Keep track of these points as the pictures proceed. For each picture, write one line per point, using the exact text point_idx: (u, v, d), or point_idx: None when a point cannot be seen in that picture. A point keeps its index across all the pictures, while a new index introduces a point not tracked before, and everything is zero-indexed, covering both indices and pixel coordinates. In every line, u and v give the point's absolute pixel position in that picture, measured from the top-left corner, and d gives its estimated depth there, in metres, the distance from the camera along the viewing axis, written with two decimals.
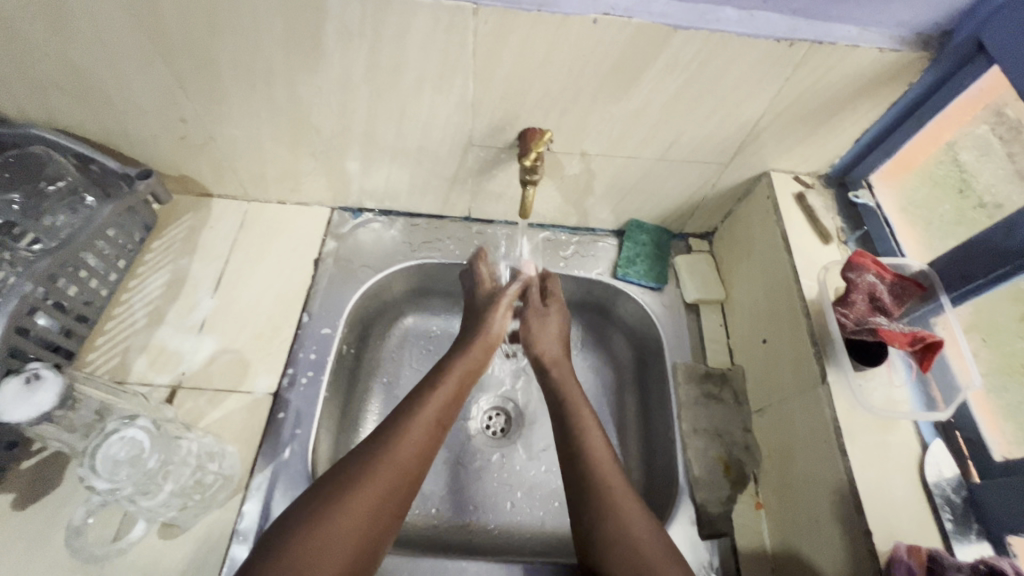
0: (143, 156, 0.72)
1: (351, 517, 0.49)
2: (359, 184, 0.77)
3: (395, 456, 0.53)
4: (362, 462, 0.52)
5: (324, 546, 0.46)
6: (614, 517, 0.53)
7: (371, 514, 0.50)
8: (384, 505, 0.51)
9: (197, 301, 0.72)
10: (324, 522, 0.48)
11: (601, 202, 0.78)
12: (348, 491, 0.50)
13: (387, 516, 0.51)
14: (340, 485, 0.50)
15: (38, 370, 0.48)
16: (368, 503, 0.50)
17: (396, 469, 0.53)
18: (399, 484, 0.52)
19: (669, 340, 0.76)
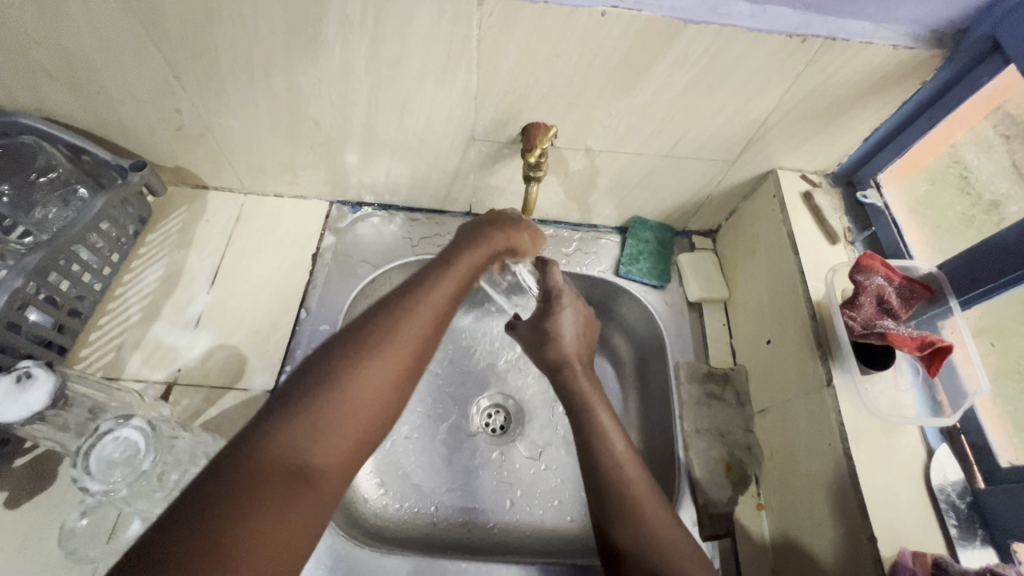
0: (136, 147, 0.70)
1: (373, 384, 0.40)
2: (358, 177, 0.75)
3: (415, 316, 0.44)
4: (374, 325, 0.42)
5: (335, 417, 0.38)
6: (626, 518, 0.51)
7: (388, 379, 0.41)
8: (399, 370, 0.42)
9: (193, 296, 0.71)
10: (338, 393, 0.38)
11: (604, 199, 0.77)
12: (357, 358, 0.40)
13: (407, 380, 0.42)
14: (350, 347, 0.41)
15: (30, 367, 0.47)
16: (384, 374, 0.40)
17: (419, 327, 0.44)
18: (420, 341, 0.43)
19: (672, 339, 0.75)
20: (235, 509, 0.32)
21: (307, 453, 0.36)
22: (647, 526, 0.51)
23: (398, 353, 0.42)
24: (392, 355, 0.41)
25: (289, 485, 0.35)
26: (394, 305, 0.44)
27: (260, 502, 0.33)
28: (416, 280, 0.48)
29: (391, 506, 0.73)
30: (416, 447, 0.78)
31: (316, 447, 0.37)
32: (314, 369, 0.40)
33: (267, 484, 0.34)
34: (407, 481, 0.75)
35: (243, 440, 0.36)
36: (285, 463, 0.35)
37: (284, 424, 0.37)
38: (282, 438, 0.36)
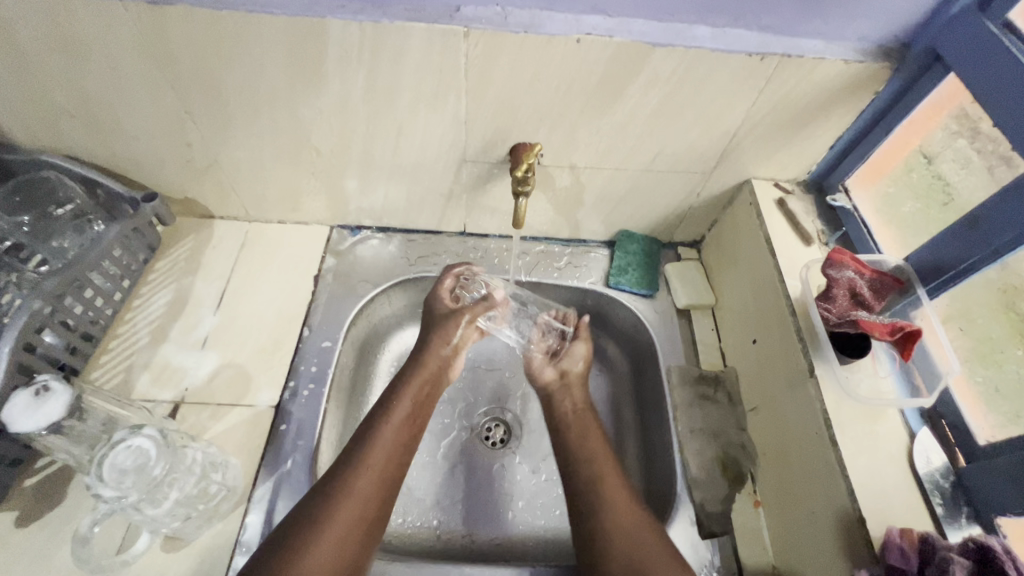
0: (148, 180, 0.75)
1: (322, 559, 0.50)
2: (357, 201, 0.79)
3: (358, 484, 0.56)
4: (322, 504, 0.54)
5: None
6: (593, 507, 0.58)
7: (328, 570, 0.50)
8: (337, 564, 0.51)
9: (200, 318, 0.74)
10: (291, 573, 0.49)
11: (591, 214, 0.81)
12: (309, 539, 0.51)
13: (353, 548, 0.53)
14: (300, 528, 0.52)
15: (48, 381, 0.49)
16: (323, 568, 0.50)
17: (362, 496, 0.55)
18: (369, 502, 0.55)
19: (663, 345, 0.77)
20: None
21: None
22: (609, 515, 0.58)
23: (336, 549, 0.52)
24: (333, 549, 0.51)
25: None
26: (330, 496, 0.54)
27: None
28: (360, 449, 0.59)
29: (394, 521, 0.74)
30: (417, 461, 0.79)
31: None
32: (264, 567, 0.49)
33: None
34: (410, 496, 0.76)
35: None
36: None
37: None
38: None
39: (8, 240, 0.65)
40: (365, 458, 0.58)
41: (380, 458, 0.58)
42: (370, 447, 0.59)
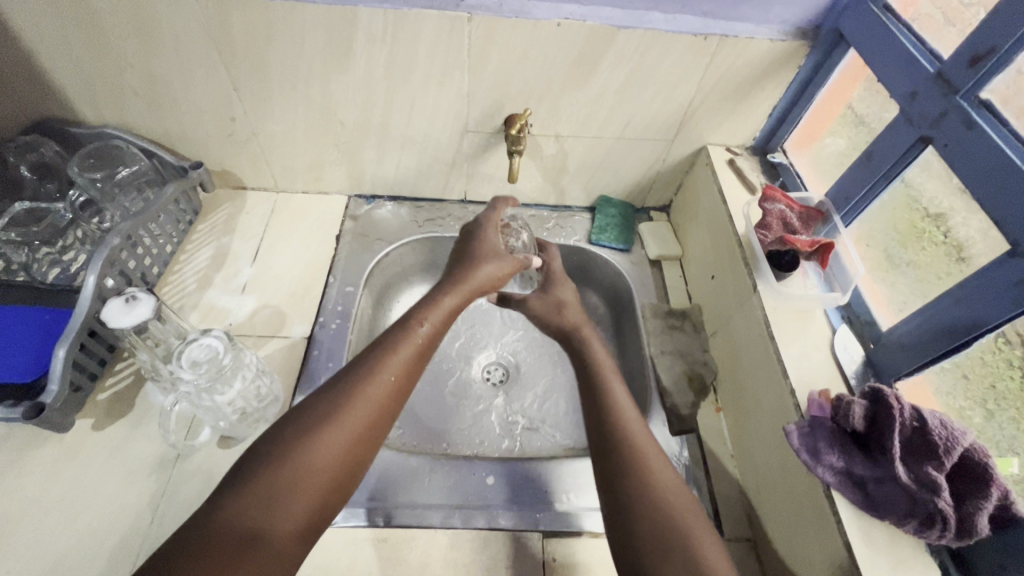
0: (193, 153, 0.87)
1: (325, 455, 0.48)
2: (373, 171, 0.92)
3: (373, 387, 0.53)
4: (334, 400, 0.51)
5: (292, 487, 0.45)
6: (635, 473, 0.54)
7: (329, 469, 0.48)
8: (337, 463, 0.48)
9: (239, 269, 0.85)
10: (292, 464, 0.46)
11: (574, 180, 0.95)
12: (319, 432, 0.48)
13: (362, 450, 0.51)
14: (310, 422, 0.49)
15: (135, 292, 0.61)
16: (330, 456, 0.48)
17: (374, 400, 0.52)
18: (381, 406, 0.53)
19: (638, 289, 0.91)
20: (189, 557, 0.39)
21: (258, 519, 0.43)
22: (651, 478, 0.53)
23: (344, 446, 0.49)
24: (338, 446, 0.49)
25: (236, 552, 0.41)
26: (347, 390, 0.52)
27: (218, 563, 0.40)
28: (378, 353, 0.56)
29: (409, 443, 0.84)
30: (426, 396, 0.90)
31: (271, 515, 0.44)
32: (274, 448, 0.47)
33: (228, 546, 0.41)
34: (422, 424, 0.87)
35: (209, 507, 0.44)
36: (235, 531, 0.42)
37: (237, 498, 0.44)
38: (241, 507, 0.43)
39: (82, 198, 0.82)
40: (383, 358, 0.55)
41: (395, 365, 0.55)
42: (390, 354, 0.56)
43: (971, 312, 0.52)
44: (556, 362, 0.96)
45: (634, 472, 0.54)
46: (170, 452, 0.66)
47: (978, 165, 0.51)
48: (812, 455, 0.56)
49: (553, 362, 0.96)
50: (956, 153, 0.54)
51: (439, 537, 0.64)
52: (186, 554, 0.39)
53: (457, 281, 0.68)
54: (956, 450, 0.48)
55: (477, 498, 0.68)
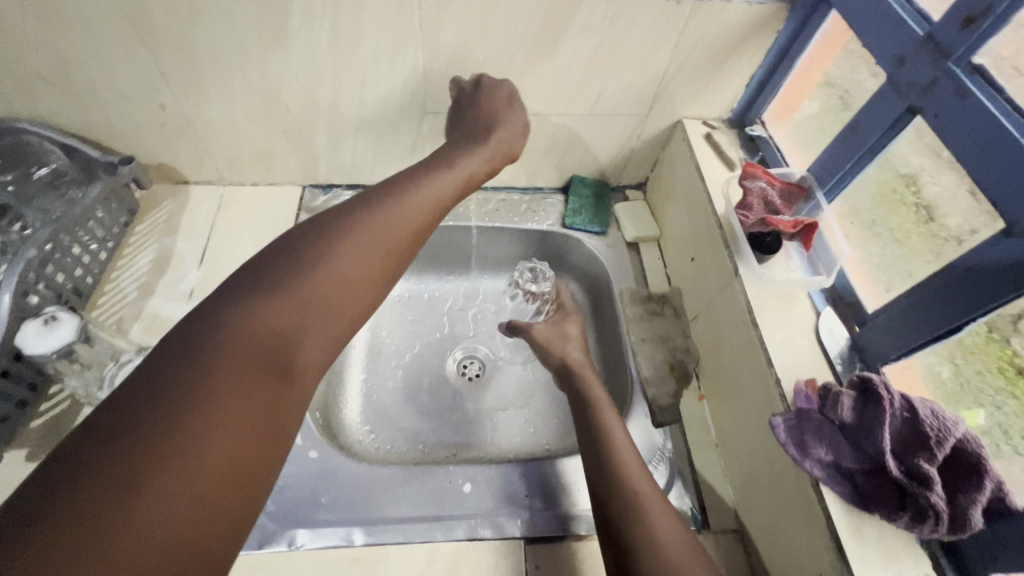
0: (123, 146, 0.79)
1: (351, 265, 0.47)
2: (328, 158, 0.85)
3: (400, 212, 0.52)
4: (361, 215, 0.50)
5: (322, 290, 0.45)
6: (636, 517, 0.52)
7: (350, 290, 0.47)
8: (363, 284, 0.48)
9: (184, 273, 0.78)
10: (320, 276, 0.45)
11: (544, 161, 0.89)
12: (341, 241, 0.48)
13: (390, 262, 0.50)
14: (334, 230, 0.49)
15: (55, 311, 0.54)
16: (347, 287, 0.46)
17: (398, 230, 0.51)
18: (404, 241, 0.51)
19: (615, 274, 0.87)
20: (167, 444, 0.34)
21: (286, 324, 0.43)
22: (654, 523, 0.52)
23: (371, 262, 0.48)
24: (361, 264, 0.48)
25: (200, 493, 0.33)
26: (362, 219, 0.50)
27: (227, 373, 0.38)
28: (395, 192, 0.54)
29: (384, 448, 0.81)
30: (400, 396, 0.86)
31: (302, 332, 0.43)
32: (285, 269, 0.45)
33: (247, 356, 0.40)
34: (397, 426, 0.83)
35: (230, 306, 0.42)
36: (262, 332, 0.41)
37: (261, 301, 0.43)
38: (255, 313, 0.42)
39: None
40: (395, 203, 0.52)
41: (416, 207, 0.54)
42: (407, 195, 0.54)
43: (961, 295, 0.50)
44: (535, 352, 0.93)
45: (643, 534, 0.51)
46: None
47: (971, 137, 0.48)
48: (799, 449, 0.53)
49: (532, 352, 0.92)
50: (947, 124, 0.50)
51: (416, 552, 0.60)
52: (202, 369, 0.37)
53: (468, 143, 0.66)
54: (948, 441, 0.46)
55: (453, 508, 0.64)
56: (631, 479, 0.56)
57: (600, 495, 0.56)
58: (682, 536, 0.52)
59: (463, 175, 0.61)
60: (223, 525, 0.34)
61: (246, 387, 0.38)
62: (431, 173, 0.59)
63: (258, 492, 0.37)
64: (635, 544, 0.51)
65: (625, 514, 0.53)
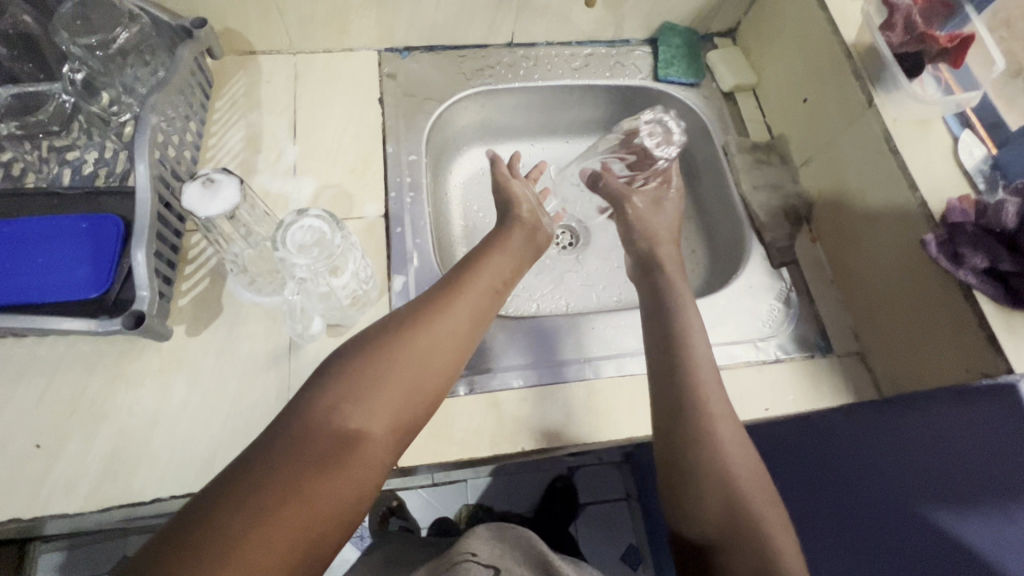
0: (188, 8, 0.71)
1: (412, 364, 0.49)
2: (407, 14, 0.78)
3: (454, 314, 0.54)
4: (415, 320, 0.52)
5: (385, 390, 0.47)
6: (706, 446, 0.51)
7: (412, 393, 0.49)
8: (428, 368, 0.50)
9: (282, 148, 0.74)
10: (382, 373, 0.48)
11: (636, 6, 0.83)
12: (405, 341, 0.50)
13: (449, 360, 0.52)
14: (394, 334, 0.51)
15: (210, 174, 0.52)
16: (411, 381, 0.49)
17: (453, 334, 0.53)
18: (460, 340, 0.54)
19: (714, 127, 0.85)
20: (270, 498, 0.39)
21: (353, 423, 0.45)
22: (726, 460, 0.51)
23: (429, 366, 0.50)
24: (423, 365, 0.50)
25: (292, 534, 0.39)
26: (421, 322, 0.52)
27: (299, 462, 0.41)
28: (449, 288, 0.56)
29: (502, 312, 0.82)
30: None
31: (357, 410, 0.46)
32: (377, 326, 0.52)
33: (310, 450, 0.42)
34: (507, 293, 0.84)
35: (304, 405, 0.46)
36: (331, 432, 0.44)
37: (326, 397, 0.46)
38: (322, 409, 0.45)
39: (82, 75, 0.68)
40: (449, 303, 0.55)
41: (467, 310, 0.55)
42: (460, 293, 0.56)
43: None
44: None
45: (714, 472, 0.51)
46: (282, 346, 0.63)
47: None
48: (953, 261, 0.56)
49: None
50: None
51: (576, 389, 0.65)
52: (273, 470, 0.40)
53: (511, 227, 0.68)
54: None
55: (601, 350, 0.69)
56: (706, 400, 0.54)
57: (670, 410, 0.54)
58: (756, 478, 0.51)
59: (506, 266, 0.62)
60: (317, 546, 0.40)
61: (313, 479, 0.41)
62: (480, 263, 0.61)
63: (345, 509, 0.42)
64: (693, 479, 0.51)
65: (700, 442, 0.52)
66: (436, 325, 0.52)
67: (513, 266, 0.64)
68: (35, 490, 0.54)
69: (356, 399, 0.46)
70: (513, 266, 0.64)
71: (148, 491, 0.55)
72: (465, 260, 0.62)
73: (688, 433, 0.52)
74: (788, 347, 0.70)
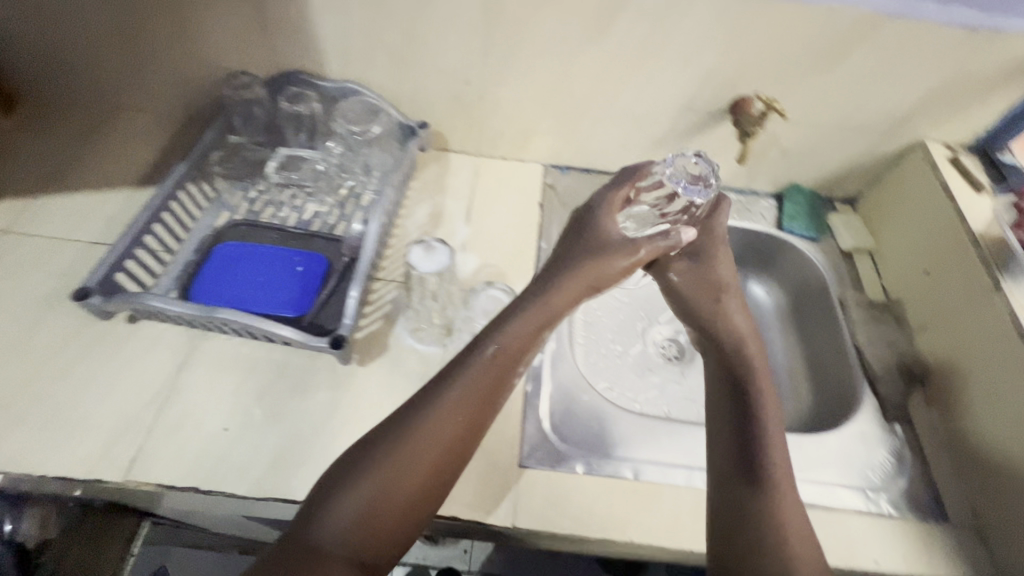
0: (415, 112, 0.91)
1: (405, 483, 0.53)
2: (577, 142, 0.94)
3: (428, 430, 0.55)
4: (391, 436, 0.55)
5: (379, 507, 0.52)
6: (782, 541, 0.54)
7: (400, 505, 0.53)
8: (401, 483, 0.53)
9: (456, 227, 0.89)
10: (377, 492, 0.52)
11: (770, 166, 0.96)
12: (382, 459, 0.53)
13: (439, 473, 0.55)
14: (371, 454, 0.54)
15: (431, 240, 0.65)
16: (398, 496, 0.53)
17: (439, 449, 0.55)
18: (446, 453, 0.56)
19: (831, 279, 0.92)
20: None
21: (347, 537, 0.51)
22: (794, 554, 0.53)
23: (418, 482, 0.54)
24: (389, 481, 0.53)
25: None
26: (388, 441, 0.55)
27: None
28: (424, 398, 0.58)
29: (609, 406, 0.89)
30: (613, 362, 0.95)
31: (341, 528, 0.51)
32: (374, 439, 0.55)
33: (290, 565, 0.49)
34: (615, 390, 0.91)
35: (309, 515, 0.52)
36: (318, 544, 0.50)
37: (325, 511, 0.51)
38: (319, 526, 0.51)
39: (338, 147, 0.91)
40: (421, 419, 0.56)
41: (446, 423, 0.56)
42: (438, 403, 0.57)
43: None
44: None
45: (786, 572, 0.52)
46: None
47: None
48: None
49: None
50: None
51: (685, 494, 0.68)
52: None
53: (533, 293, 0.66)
54: None
55: None
56: (780, 502, 0.56)
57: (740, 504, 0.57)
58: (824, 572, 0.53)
59: (518, 351, 0.62)
60: None
61: None
62: (458, 363, 0.60)
63: None
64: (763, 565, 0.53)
65: (771, 537, 0.54)
66: (435, 430, 0.55)
67: (528, 342, 0.63)
68: (216, 466, 0.64)
69: (355, 517, 0.51)
70: (529, 351, 0.63)
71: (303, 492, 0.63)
72: (464, 348, 0.62)
73: (756, 537, 0.54)
74: (900, 504, 0.70)
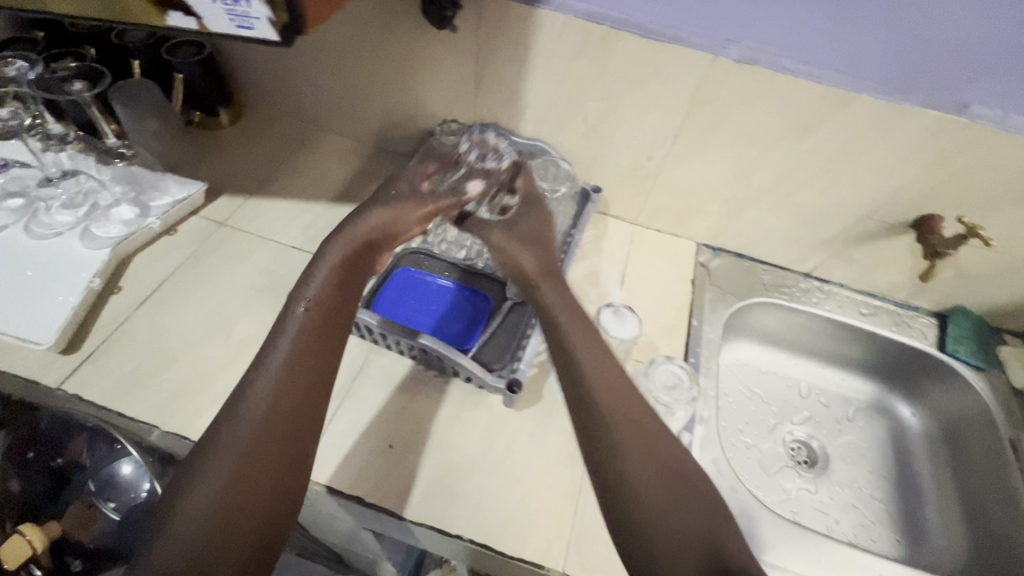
0: (588, 177, 0.96)
1: (229, 449, 0.58)
2: (738, 229, 0.96)
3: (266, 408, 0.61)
4: (240, 407, 0.62)
5: (216, 469, 0.57)
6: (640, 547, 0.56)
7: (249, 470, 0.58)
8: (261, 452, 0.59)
9: (611, 290, 0.92)
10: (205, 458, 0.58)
11: (940, 286, 0.92)
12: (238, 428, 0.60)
13: (251, 440, 0.59)
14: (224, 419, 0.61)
15: None
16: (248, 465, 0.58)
17: (261, 420, 0.61)
18: (265, 425, 0.60)
19: (1001, 416, 0.86)
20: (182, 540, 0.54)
21: (200, 490, 0.56)
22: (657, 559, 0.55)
23: (244, 450, 0.59)
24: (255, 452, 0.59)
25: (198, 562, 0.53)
26: (238, 416, 0.61)
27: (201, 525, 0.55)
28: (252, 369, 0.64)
29: None
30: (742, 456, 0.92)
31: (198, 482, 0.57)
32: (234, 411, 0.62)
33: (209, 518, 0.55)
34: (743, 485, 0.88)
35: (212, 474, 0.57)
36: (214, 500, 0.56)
37: (203, 468, 0.58)
38: (210, 480, 0.57)
39: None
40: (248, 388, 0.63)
41: (258, 391, 0.62)
42: (254, 372, 0.64)
43: None
44: (864, 453, 0.95)
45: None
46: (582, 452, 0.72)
47: None
48: None
49: (861, 453, 0.95)
50: None
51: None
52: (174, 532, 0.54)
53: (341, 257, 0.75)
54: None
55: None
56: (634, 511, 0.58)
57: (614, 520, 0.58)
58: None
59: (310, 319, 0.69)
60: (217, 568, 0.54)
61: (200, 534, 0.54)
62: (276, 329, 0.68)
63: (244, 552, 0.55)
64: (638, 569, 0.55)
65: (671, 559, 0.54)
66: (254, 406, 0.61)
67: (338, 313, 0.71)
68: (380, 481, 0.67)
69: (233, 480, 0.57)
70: (321, 323, 0.69)
71: (456, 526, 0.65)
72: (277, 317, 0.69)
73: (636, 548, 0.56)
74: None
